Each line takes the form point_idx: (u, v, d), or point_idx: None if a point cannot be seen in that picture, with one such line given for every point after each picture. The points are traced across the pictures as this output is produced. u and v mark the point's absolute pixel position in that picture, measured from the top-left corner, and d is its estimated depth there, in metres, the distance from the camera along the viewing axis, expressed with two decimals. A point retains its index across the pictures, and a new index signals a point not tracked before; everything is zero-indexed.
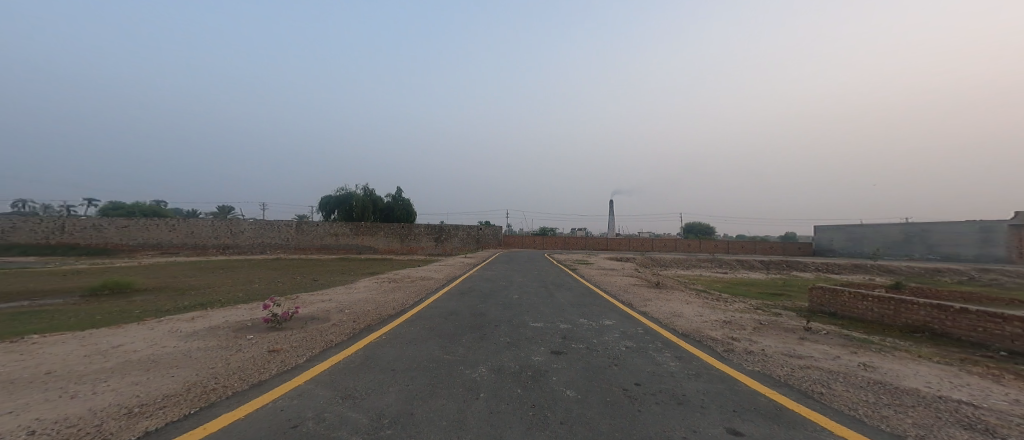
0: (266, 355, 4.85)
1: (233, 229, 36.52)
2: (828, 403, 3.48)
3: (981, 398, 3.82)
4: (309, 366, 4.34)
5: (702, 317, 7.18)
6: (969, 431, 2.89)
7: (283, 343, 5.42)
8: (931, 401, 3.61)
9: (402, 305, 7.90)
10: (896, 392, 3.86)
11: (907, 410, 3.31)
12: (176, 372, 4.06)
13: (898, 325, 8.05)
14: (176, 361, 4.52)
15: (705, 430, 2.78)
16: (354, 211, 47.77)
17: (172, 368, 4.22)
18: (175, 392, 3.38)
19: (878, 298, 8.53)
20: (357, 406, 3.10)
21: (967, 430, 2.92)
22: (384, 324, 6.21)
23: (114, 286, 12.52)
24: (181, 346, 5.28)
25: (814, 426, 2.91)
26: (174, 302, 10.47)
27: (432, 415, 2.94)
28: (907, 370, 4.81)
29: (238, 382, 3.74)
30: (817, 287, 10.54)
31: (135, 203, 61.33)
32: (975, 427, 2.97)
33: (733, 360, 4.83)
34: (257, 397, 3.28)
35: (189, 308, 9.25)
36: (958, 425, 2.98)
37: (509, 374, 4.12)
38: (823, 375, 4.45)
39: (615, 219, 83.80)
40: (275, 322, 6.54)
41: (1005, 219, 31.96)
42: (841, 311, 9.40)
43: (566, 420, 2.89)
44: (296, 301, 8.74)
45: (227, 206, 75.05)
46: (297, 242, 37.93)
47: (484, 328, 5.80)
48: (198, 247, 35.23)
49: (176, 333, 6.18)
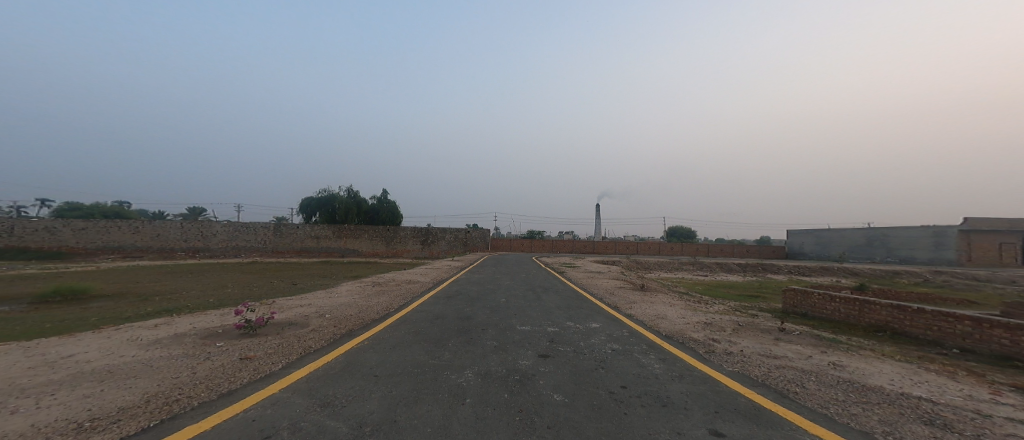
0: (237, 362, 4.65)
1: (204, 232, 35.00)
2: (802, 402, 3.59)
3: (939, 394, 4.06)
4: (285, 373, 4.19)
5: (684, 318, 7.37)
6: (928, 426, 3.06)
7: (257, 350, 5.19)
8: (893, 398, 3.81)
9: (387, 309, 7.74)
10: (863, 390, 4.05)
11: (873, 407, 3.47)
12: (135, 383, 3.81)
13: (862, 324, 8.46)
14: (136, 371, 4.25)
15: (689, 432, 2.83)
16: (337, 213, 46.67)
17: (131, 378, 3.97)
18: (136, 404, 3.20)
19: (845, 299, 8.93)
20: (337, 414, 3.00)
21: (926, 425, 3.09)
22: (367, 328, 6.07)
23: (68, 292, 11.71)
24: (141, 355, 4.99)
25: (789, 424, 3.01)
26: (137, 308, 9.92)
27: (415, 422, 2.87)
28: (873, 368, 5.03)
29: (206, 391, 3.55)
30: (790, 288, 10.92)
31: (96, 202, 57.58)
32: (933, 423, 3.13)
33: (714, 361, 4.95)
34: (226, 407, 3.12)
35: (153, 314, 8.78)
36: (919, 421, 3.14)
37: (496, 378, 4.09)
38: (797, 374, 4.60)
39: (600, 223, 85.01)
40: (249, 328, 6.30)
41: (957, 225, 33.87)
42: (811, 312, 9.81)
43: (553, 425, 2.88)
44: (273, 306, 8.42)
45: (198, 208, 71.37)
46: (274, 245, 36.70)
47: (471, 332, 5.74)
48: (164, 250, 33.46)
49: (136, 341, 5.83)
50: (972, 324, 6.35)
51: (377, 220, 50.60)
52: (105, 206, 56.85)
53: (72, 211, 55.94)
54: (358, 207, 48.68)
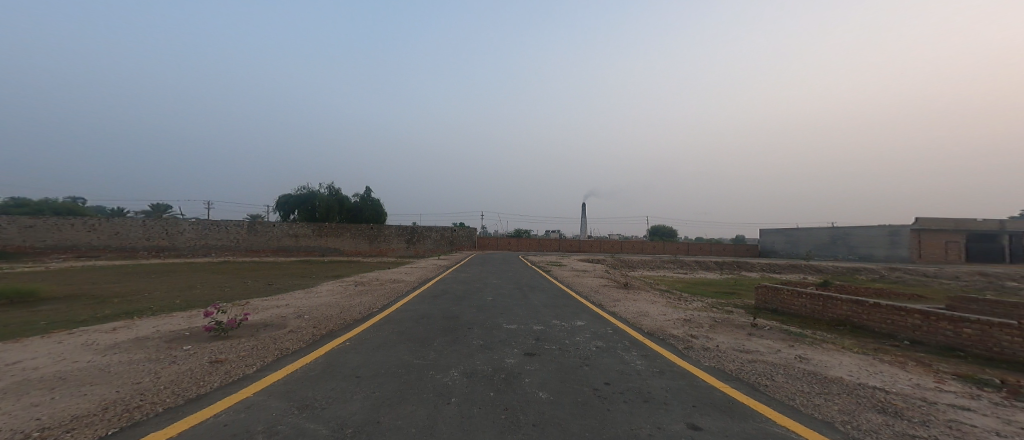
0: (207, 366, 4.43)
1: (170, 230, 33.24)
2: (772, 394, 3.76)
3: (892, 383, 4.33)
4: (260, 376, 4.02)
5: (665, 316, 7.54)
6: (882, 414, 3.25)
7: (228, 353, 4.96)
8: (853, 388, 4.03)
9: (369, 309, 7.56)
10: (826, 382, 4.26)
11: (834, 398, 3.67)
12: (91, 390, 3.57)
13: (825, 319, 8.90)
14: (91, 377, 3.98)
15: (668, 426, 2.89)
16: (317, 211, 45.29)
17: (87, 385, 3.72)
18: (92, 411, 3.00)
19: (810, 295, 9.37)
20: (316, 416, 2.90)
21: (881, 413, 3.28)
22: (349, 329, 5.92)
23: (17, 295, 10.86)
24: (97, 360, 4.67)
25: (760, 416, 3.14)
26: (95, 310, 9.31)
27: (399, 422, 2.81)
28: (836, 360, 5.32)
29: (172, 397, 3.36)
30: (762, 285, 11.37)
31: (44, 198, 53.23)
32: (887, 411, 3.33)
33: (692, 357, 5.10)
34: (194, 413, 2.96)
35: (114, 317, 8.27)
36: (875, 410, 3.34)
37: (482, 377, 4.06)
38: (768, 368, 4.81)
39: (583, 222, 86.03)
40: (220, 331, 5.99)
41: (910, 225, 36.24)
42: (781, 307, 10.26)
43: (538, 422, 2.89)
44: (246, 308, 8.07)
45: (162, 205, 67.32)
46: (248, 243, 35.26)
47: (457, 331, 5.69)
48: (124, 249, 31.52)
49: (93, 346, 5.46)
50: (921, 317, 6.81)
51: (360, 218, 49.35)
52: (56, 202, 52.66)
53: (18, 207, 51.64)
54: (339, 205, 47.36)
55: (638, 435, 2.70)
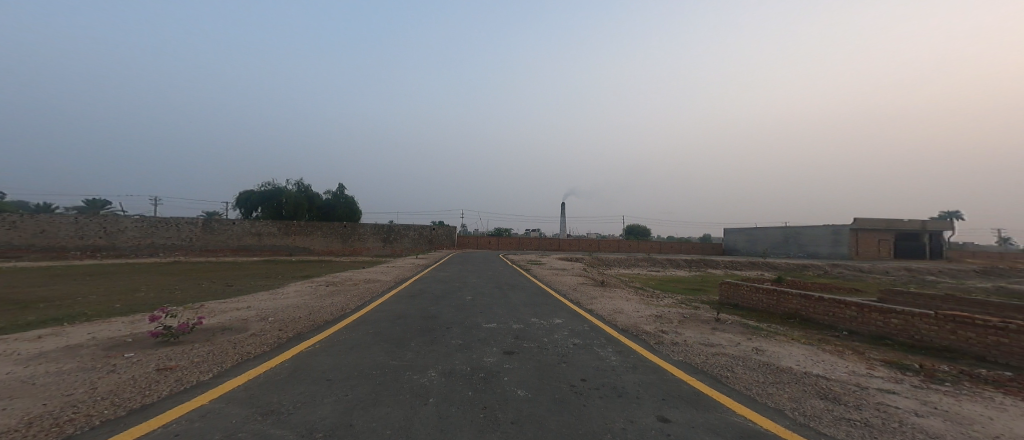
0: (153, 375, 4.03)
1: (109, 228, 30.36)
2: (733, 385, 3.94)
3: (833, 370, 4.68)
4: (217, 383, 3.72)
5: (638, 312, 7.75)
6: (825, 400, 3.49)
7: (179, 360, 4.56)
8: (803, 377, 4.31)
9: (341, 310, 7.23)
10: (780, 371, 4.54)
11: (786, 387, 3.90)
12: (10, 404, 3.15)
13: (779, 312, 9.50)
14: (11, 391, 3.52)
15: (641, 420, 2.95)
16: (284, 209, 43.03)
17: (6, 399, 3.28)
18: (12, 427, 2.64)
19: (766, 290, 9.97)
20: (282, 422, 2.72)
21: (824, 399, 3.53)
22: (318, 331, 5.62)
23: None
24: (19, 372, 4.15)
25: (723, 407, 3.27)
26: (20, 317, 8.31)
27: (373, 424, 2.69)
28: (789, 351, 5.68)
29: (111, 408, 3.03)
30: (725, 281, 11.95)
31: None
32: (830, 397, 3.59)
33: (662, 351, 5.27)
34: (138, 424, 2.68)
35: (41, 324, 7.41)
36: (819, 396, 3.59)
37: (460, 377, 3.99)
38: (729, 360, 5.05)
39: (560, 222, 87.15)
40: (169, 336, 5.49)
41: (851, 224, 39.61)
42: (741, 302, 10.86)
43: (515, 420, 2.86)
44: (200, 311, 7.47)
45: (101, 201, 61.22)
46: (204, 242, 32.85)
47: (435, 331, 5.55)
48: (53, 249, 28.45)
49: (14, 356, 4.85)
50: (858, 309, 7.44)
51: (331, 216, 47.35)
52: None
53: None
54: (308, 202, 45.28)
55: (612, 429, 2.73)
